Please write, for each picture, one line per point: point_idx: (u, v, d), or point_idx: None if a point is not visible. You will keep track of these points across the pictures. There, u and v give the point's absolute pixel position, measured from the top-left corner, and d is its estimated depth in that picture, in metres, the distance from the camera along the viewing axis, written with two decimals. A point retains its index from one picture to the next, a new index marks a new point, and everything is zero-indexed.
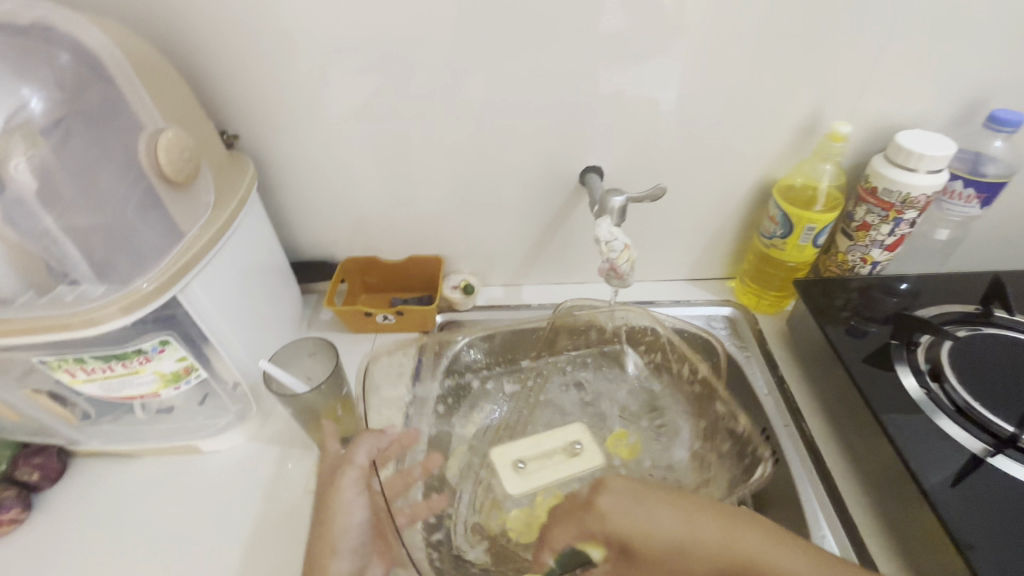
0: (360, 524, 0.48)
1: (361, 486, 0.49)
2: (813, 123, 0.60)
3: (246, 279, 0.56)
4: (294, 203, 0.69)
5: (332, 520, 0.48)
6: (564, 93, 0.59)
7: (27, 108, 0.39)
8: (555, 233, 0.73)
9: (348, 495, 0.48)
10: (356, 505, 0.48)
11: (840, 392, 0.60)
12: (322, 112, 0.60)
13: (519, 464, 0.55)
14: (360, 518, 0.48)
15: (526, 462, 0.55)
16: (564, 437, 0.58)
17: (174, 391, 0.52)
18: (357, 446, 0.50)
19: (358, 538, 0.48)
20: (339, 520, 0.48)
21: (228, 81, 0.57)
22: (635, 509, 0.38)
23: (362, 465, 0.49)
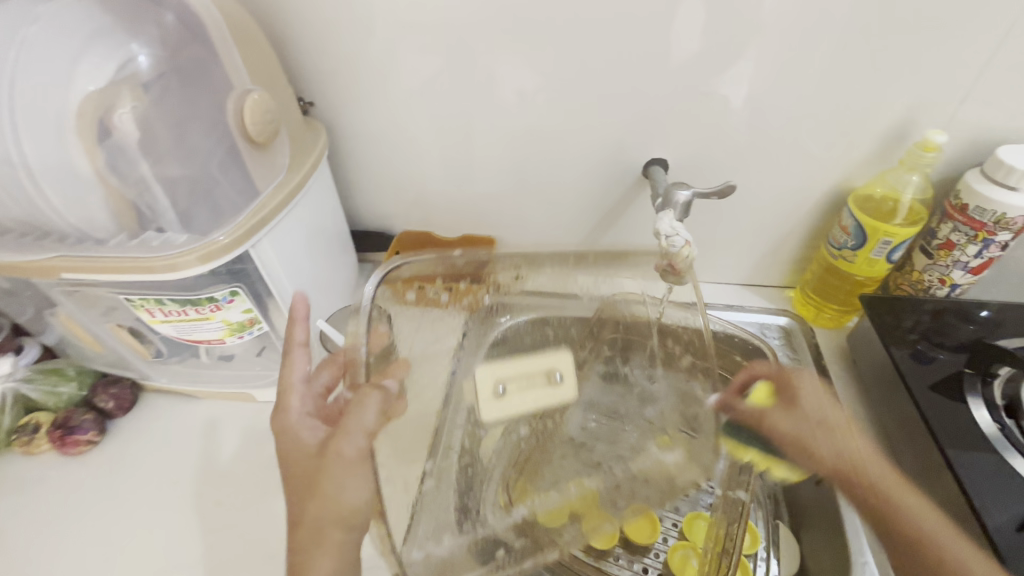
0: (359, 503, 0.43)
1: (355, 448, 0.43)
2: (903, 130, 0.56)
3: (310, 241, 0.59)
4: (359, 174, 0.71)
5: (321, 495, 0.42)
6: (638, 82, 0.58)
7: (134, 62, 0.42)
8: (610, 224, 0.72)
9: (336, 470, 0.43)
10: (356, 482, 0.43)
11: (893, 420, 0.57)
12: (395, 87, 0.62)
13: (499, 387, 0.54)
14: (359, 494, 0.43)
15: (505, 386, 0.54)
16: (545, 363, 0.56)
17: (237, 340, 0.55)
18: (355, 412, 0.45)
19: (353, 512, 0.43)
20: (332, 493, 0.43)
21: (310, 50, 0.59)
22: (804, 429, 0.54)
23: (370, 433, 0.44)
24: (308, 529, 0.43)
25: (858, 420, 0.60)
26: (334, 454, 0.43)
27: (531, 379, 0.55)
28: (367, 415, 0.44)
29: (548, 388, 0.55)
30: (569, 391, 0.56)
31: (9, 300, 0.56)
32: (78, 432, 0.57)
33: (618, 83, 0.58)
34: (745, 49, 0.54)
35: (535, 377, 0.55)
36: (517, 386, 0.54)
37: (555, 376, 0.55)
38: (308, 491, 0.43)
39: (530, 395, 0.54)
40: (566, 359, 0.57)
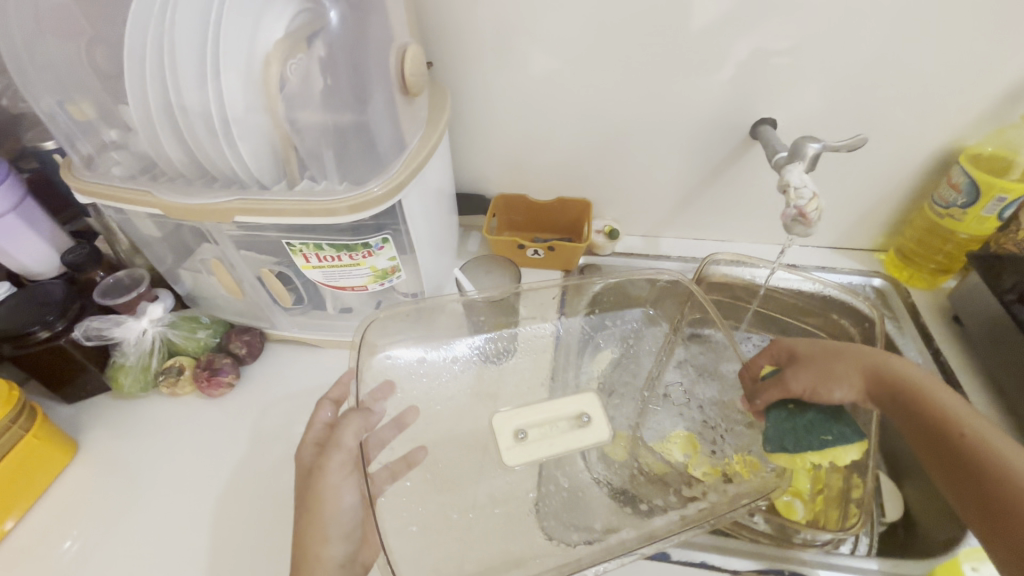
0: (352, 506, 0.47)
1: (349, 464, 0.47)
2: (1022, 89, 0.57)
3: (435, 197, 0.61)
4: (462, 136, 0.73)
5: (321, 507, 0.46)
6: (758, 38, 0.58)
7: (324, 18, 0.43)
8: (706, 188, 0.73)
9: (337, 479, 0.47)
10: (348, 487, 0.47)
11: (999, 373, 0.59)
12: (513, 48, 0.63)
13: (519, 434, 0.60)
14: (353, 500, 0.47)
15: (525, 433, 0.61)
16: (570, 409, 0.64)
17: (377, 287, 0.57)
18: (342, 428, 0.49)
19: (352, 519, 0.47)
20: (329, 504, 0.46)
21: (436, 9, 0.60)
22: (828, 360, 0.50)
23: (349, 448, 0.48)
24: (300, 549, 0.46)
25: (964, 374, 0.62)
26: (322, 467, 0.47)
27: (557, 426, 0.62)
28: (349, 432, 0.48)
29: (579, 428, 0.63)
30: (602, 430, 0.63)
31: (153, 249, 0.59)
32: (221, 373, 0.61)
33: (736, 39, 0.58)
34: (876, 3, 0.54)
35: (562, 423, 0.63)
36: (538, 433, 0.61)
37: (583, 418, 0.63)
38: (310, 501, 0.46)
39: (555, 440, 0.61)
40: (591, 400, 0.66)
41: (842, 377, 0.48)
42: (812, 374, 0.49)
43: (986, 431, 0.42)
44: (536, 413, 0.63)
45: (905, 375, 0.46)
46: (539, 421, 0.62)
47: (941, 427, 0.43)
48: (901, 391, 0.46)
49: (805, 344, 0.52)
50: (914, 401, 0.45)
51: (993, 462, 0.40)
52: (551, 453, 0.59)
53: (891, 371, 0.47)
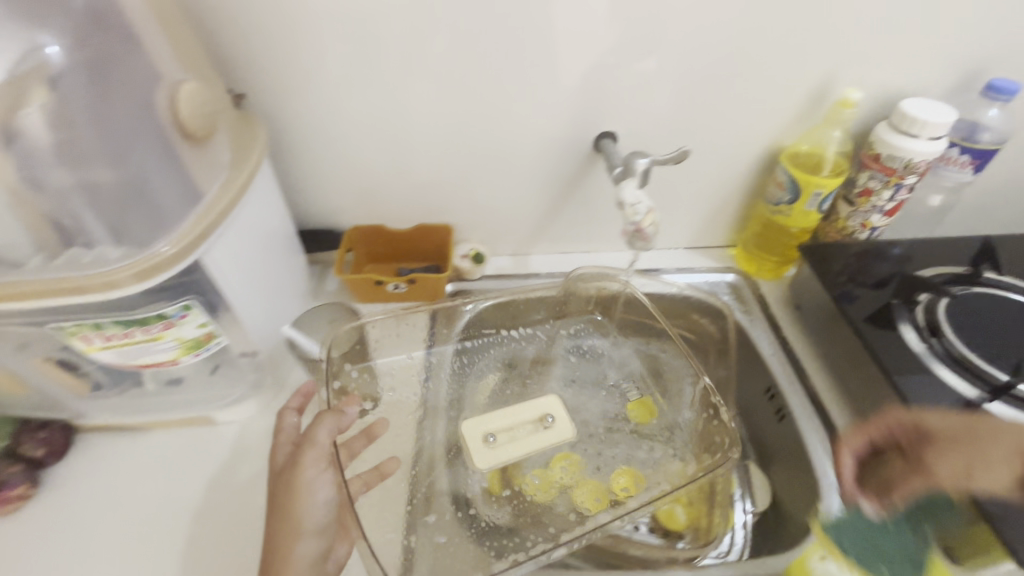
0: (326, 502, 0.47)
1: (325, 461, 0.47)
2: (824, 91, 0.62)
3: (257, 244, 0.54)
4: (300, 170, 0.67)
5: (296, 500, 0.47)
6: (584, 51, 0.58)
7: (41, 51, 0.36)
8: (564, 204, 0.73)
9: (312, 475, 0.48)
10: (323, 484, 0.47)
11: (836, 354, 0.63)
12: (335, 74, 0.58)
13: (490, 437, 0.58)
14: (327, 498, 0.47)
15: (495, 436, 0.59)
16: (536, 410, 0.62)
17: (194, 358, 0.49)
18: (315, 429, 0.49)
19: (323, 519, 0.47)
20: (306, 500, 0.47)
21: (237, 37, 0.54)
22: (986, 440, 0.43)
23: (322, 446, 0.48)
24: (279, 549, 0.46)
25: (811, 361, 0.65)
26: (301, 463, 0.48)
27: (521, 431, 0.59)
28: (323, 429, 0.49)
29: (546, 429, 0.60)
30: (569, 426, 0.62)
31: None
32: (7, 489, 0.51)
33: (564, 55, 0.58)
34: (683, 12, 0.56)
35: (528, 425, 0.60)
36: (507, 435, 0.59)
37: (547, 420, 0.61)
38: (285, 498, 0.47)
39: (524, 441, 0.59)
40: (558, 402, 0.63)
41: (998, 470, 0.42)
42: (951, 462, 0.43)
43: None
44: (499, 417, 0.61)
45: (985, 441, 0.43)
46: (506, 425, 0.60)
47: None
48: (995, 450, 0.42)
49: (937, 419, 0.46)
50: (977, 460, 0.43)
51: None
52: (519, 454, 0.58)
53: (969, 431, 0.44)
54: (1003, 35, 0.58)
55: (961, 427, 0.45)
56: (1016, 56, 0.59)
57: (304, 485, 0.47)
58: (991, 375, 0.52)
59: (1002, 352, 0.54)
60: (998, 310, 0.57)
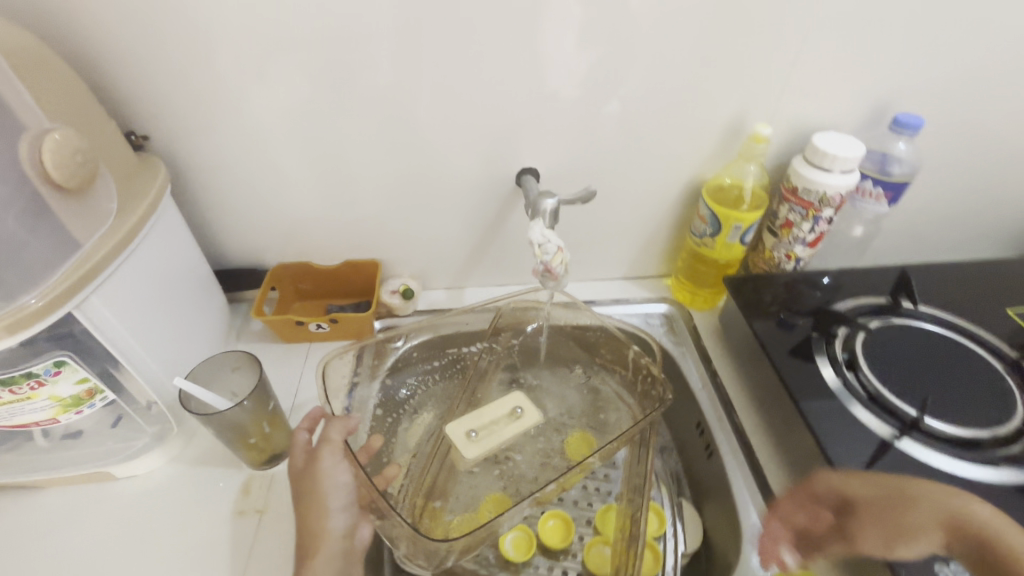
0: (347, 484, 0.49)
1: (340, 451, 0.50)
2: (737, 125, 0.62)
3: (156, 290, 0.52)
4: (216, 210, 0.65)
5: (319, 487, 0.48)
6: (498, 89, 0.58)
7: None
8: (494, 237, 0.72)
9: (330, 464, 0.49)
10: (342, 469, 0.49)
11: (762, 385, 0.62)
12: (241, 114, 0.57)
13: (470, 433, 0.59)
14: (347, 481, 0.50)
15: (476, 431, 0.60)
16: (505, 405, 0.63)
17: (75, 416, 0.48)
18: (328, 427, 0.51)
19: (347, 500, 0.50)
20: (327, 488, 0.49)
21: (136, 80, 0.54)
22: (894, 499, 0.43)
23: (335, 441, 0.50)
24: (312, 539, 0.47)
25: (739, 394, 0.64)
26: (319, 456, 0.50)
27: (497, 423, 0.62)
28: (335, 429, 0.51)
29: (515, 420, 0.62)
30: (533, 416, 0.64)
31: None
32: None
33: (479, 94, 0.58)
34: (593, 52, 0.56)
35: (499, 419, 0.62)
36: (485, 431, 0.60)
37: (517, 410, 0.62)
38: (307, 488, 0.49)
39: (499, 432, 0.61)
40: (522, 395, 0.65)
41: (883, 542, 0.43)
42: (878, 539, 0.43)
43: (991, 518, 0.41)
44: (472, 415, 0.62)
45: (973, 514, 0.41)
46: (483, 423, 0.61)
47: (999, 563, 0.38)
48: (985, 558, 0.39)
49: (857, 483, 0.45)
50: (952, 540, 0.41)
51: None
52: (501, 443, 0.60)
53: (903, 500, 0.43)
54: (907, 70, 0.59)
55: (884, 495, 0.44)
56: (923, 89, 0.60)
57: (324, 474, 0.49)
58: (902, 411, 0.51)
59: (916, 387, 0.53)
60: (911, 345, 0.57)
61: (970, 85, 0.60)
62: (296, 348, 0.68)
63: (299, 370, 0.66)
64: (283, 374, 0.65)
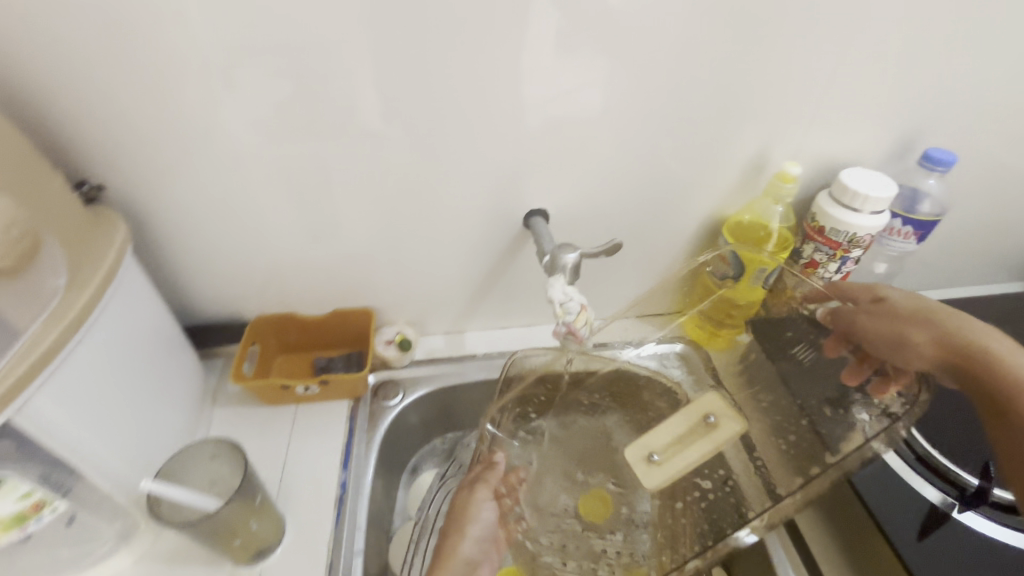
0: (490, 521, 0.51)
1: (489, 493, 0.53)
2: (760, 162, 0.59)
3: (119, 368, 0.45)
4: (188, 260, 0.58)
5: (467, 520, 0.50)
6: (506, 128, 0.53)
7: None
8: (498, 280, 0.67)
9: (483, 499, 0.52)
10: (490, 506, 0.52)
11: (802, 449, 0.52)
12: (216, 158, 0.51)
13: (654, 456, 0.51)
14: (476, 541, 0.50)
15: (660, 454, 0.50)
16: (697, 409, 0.52)
17: (19, 534, 0.41)
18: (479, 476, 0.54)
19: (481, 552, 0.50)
20: (474, 520, 0.50)
21: (91, 121, 0.46)
22: (922, 302, 0.53)
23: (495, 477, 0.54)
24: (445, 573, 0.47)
25: (780, 457, 0.52)
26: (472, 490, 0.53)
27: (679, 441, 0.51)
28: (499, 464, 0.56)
29: (708, 433, 0.51)
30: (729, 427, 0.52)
31: None
32: None
33: (488, 131, 0.53)
34: (610, 86, 0.51)
35: (687, 429, 0.51)
36: (671, 451, 0.51)
37: (713, 419, 0.51)
38: (457, 517, 0.51)
39: (693, 450, 0.50)
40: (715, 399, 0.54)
41: (894, 327, 0.52)
42: (918, 330, 0.51)
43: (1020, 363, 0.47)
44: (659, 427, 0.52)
45: (986, 340, 0.49)
46: (666, 444, 0.51)
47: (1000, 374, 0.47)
48: (976, 356, 0.48)
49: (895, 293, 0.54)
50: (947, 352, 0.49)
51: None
52: (693, 464, 0.50)
53: (942, 316, 0.51)
54: (935, 103, 0.56)
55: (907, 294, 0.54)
56: (949, 123, 0.58)
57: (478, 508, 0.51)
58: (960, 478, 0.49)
59: (966, 451, 0.51)
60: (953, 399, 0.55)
61: (994, 118, 0.58)
62: (282, 411, 0.61)
63: (286, 438, 0.59)
64: (268, 443, 0.58)
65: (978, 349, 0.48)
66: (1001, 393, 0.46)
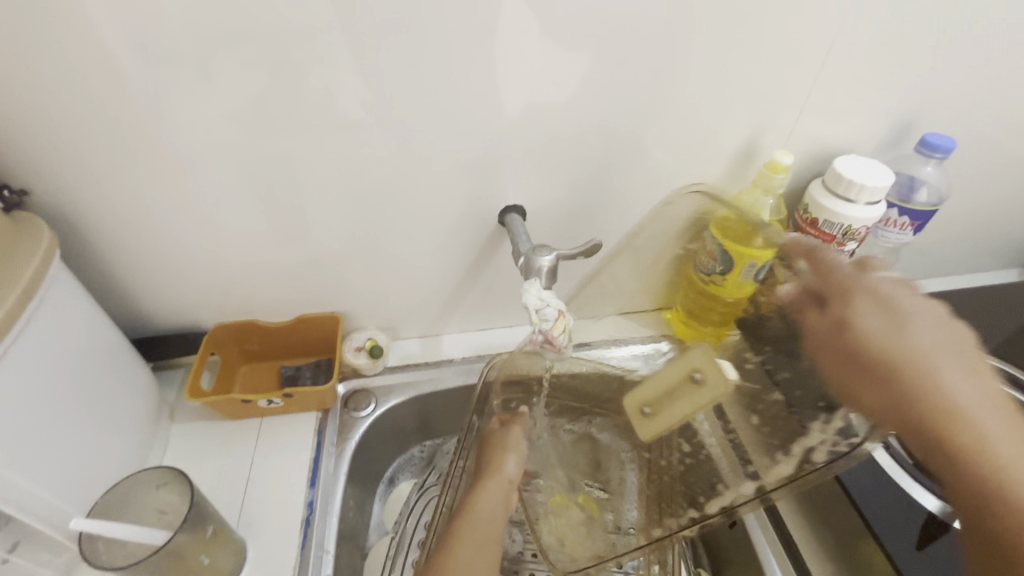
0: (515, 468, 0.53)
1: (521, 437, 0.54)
2: (750, 151, 0.55)
3: (46, 396, 0.40)
4: (135, 269, 0.54)
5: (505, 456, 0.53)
6: (474, 122, 0.49)
7: None
8: (475, 280, 0.63)
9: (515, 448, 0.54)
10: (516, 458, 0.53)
11: (780, 425, 0.44)
12: (155, 158, 0.46)
13: (644, 409, 0.50)
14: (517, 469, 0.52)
15: (651, 408, 0.49)
16: (685, 363, 0.47)
17: None
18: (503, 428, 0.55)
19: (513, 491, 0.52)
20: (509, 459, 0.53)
21: (4, 117, 0.41)
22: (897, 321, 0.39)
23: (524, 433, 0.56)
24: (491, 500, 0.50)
25: (756, 437, 0.45)
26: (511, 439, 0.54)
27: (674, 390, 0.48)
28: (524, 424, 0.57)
29: (697, 388, 0.45)
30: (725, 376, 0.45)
31: None
32: None
33: (457, 123, 0.49)
34: (586, 75, 0.47)
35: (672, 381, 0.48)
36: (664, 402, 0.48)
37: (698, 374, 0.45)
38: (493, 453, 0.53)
39: (685, 402, 0.46)
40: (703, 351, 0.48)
41: (870, 387, 0.38)
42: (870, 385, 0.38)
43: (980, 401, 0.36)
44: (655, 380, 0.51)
45: (939, 373, 0.37)
46: (658, 391, 0.49)
47: (943, 426, 0.36)
48: (932, 420, 0.36)
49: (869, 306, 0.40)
50: (954, 416, 0.36)
51: (981, 445, 0.35)
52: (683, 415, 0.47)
53: (920, 359, 0.38)
54: (935, 86, 0.53)
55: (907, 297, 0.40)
56: (949, 107, 0.55)
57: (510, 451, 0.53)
58: None
59: None
60: None
61: (994, 101, 0.55)
62: (246, 426, 0.57)
63: (250, 455, 0.55)
64: (230, 461, 0.55)
65: (931, 414, 0.36)
66: (990, 481, 0.35)
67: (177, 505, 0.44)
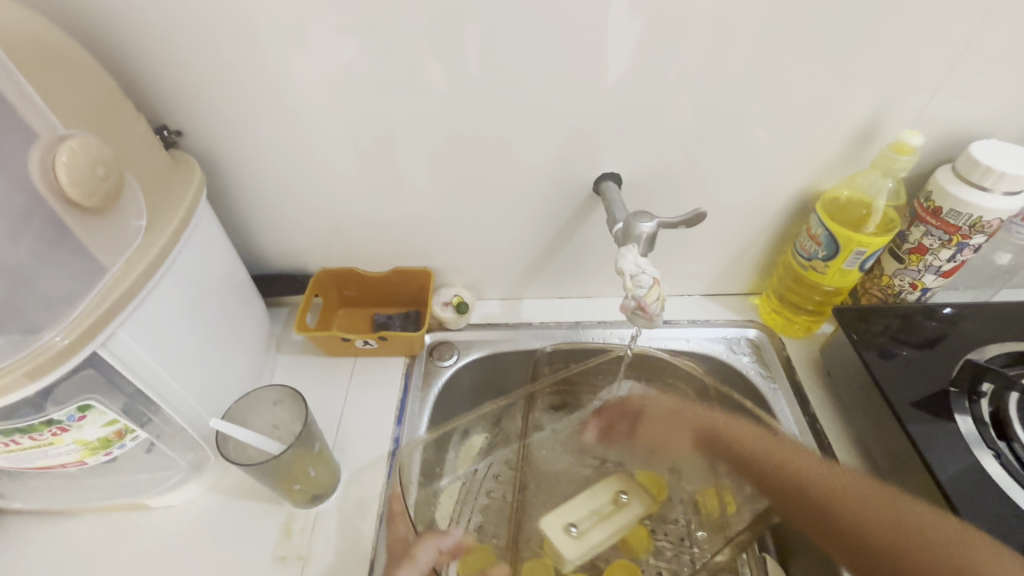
0: None
1: None
2: (872, 130, 0.52)
3: (192, 312, 0.46)
4: (258, 211, 0.59)
5: None
6: (580, 86, 0.49)
7: None
8: (560, 247, 0.64)
9: None
10: None
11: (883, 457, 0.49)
12: (284, 110, 0.50)
13: (571, 527, 0.51)
14: None
15: (578, 525, 0.51)
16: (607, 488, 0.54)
17: (103, 457, 0.45)
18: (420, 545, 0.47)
19: None
20: None
21: (165, 66, 0.47)
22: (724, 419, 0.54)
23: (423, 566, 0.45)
24: None
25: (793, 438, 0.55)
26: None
27: (600, 511, 0.53)
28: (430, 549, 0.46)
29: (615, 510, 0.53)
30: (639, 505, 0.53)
31: None
32: None
33: (562, 88, 0.49)
34: (698, 41, 0.46)
35: (600, 508, 0.53)
36: (589, 523, 0.52)
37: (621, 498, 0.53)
38: None
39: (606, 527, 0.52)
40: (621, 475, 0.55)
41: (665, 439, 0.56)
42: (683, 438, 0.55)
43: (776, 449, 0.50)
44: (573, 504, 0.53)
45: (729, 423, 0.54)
46: (583, 511, 0.52)
47: (820, 493, 0.47)
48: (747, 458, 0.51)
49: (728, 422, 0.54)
50: (896, 531, 0.44)
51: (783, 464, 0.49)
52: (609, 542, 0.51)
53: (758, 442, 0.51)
54: None
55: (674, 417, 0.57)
56: None
57: None
58: None
59: None
60: None
61: None
62: (341, 364, 0.62)
63: (345, 390, 0.60)
64: (327, 393, 0.60)
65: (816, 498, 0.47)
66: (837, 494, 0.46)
67: (292, 418, 0.52)
